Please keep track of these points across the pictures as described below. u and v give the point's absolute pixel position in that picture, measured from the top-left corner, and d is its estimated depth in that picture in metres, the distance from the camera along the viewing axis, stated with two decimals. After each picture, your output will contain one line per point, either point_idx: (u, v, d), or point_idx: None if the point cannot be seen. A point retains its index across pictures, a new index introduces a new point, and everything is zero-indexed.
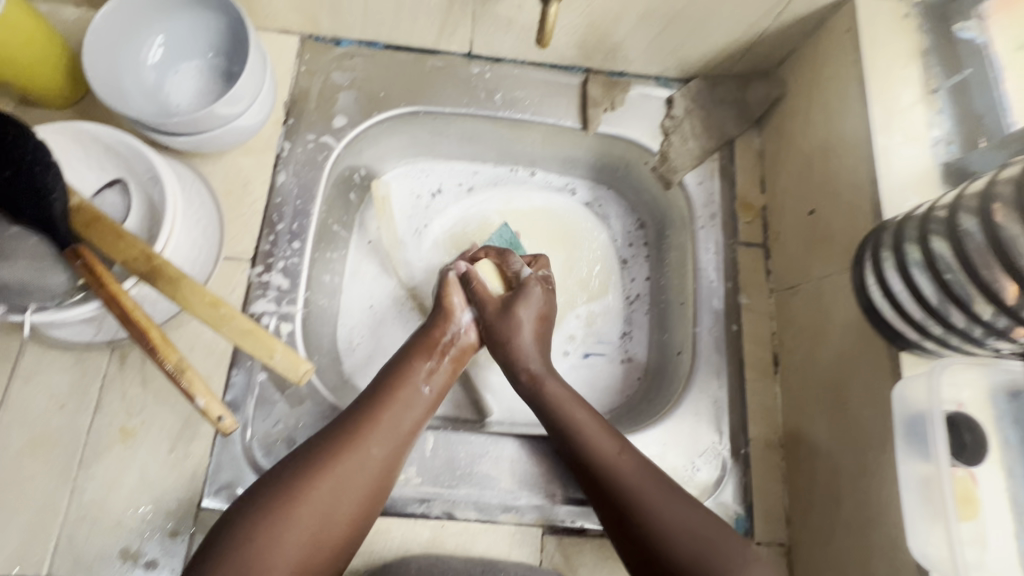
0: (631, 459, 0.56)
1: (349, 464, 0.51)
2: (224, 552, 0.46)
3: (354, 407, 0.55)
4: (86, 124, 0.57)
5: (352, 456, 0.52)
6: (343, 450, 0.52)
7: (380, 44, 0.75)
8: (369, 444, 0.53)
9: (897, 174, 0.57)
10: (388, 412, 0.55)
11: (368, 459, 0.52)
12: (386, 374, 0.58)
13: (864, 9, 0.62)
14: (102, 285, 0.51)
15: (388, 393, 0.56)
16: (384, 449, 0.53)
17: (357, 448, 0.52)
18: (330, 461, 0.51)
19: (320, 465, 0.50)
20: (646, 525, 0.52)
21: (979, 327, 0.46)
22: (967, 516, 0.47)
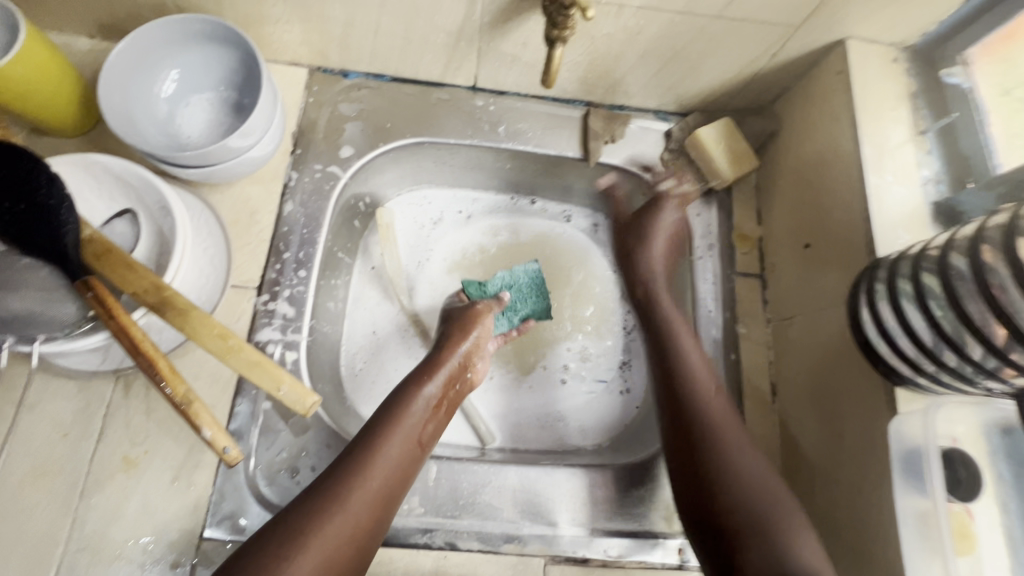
0: (724, 402, 0.59)
1: (358, 492, 0.50)
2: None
3: (363, 433, 0.55)
4: (100, 157, 0.58)
5: (360, 484, 0.51)
6: (350, 479, 0.51)
7: (386, 77, 0.77)
8: (377, 463, 0.53)
9: (890, 212, 0.59)
10: (392, 441, 0.55)
11: (373, 478, 0.52)
12: (388, 407, 0.58)
13: (855, 53, 0.65)
14: (112, 315, 0.51)
15: (394, 416, 0.57)
16: (389, 476, 0.53)
17: (364, 475, 0.51)
18: (340, 488, 0.50)
19: (329, 494, 0.49)
20: (725, 463, 0.53)
21: (971, 366, 0.47)
22: (964, 552, 0.48)
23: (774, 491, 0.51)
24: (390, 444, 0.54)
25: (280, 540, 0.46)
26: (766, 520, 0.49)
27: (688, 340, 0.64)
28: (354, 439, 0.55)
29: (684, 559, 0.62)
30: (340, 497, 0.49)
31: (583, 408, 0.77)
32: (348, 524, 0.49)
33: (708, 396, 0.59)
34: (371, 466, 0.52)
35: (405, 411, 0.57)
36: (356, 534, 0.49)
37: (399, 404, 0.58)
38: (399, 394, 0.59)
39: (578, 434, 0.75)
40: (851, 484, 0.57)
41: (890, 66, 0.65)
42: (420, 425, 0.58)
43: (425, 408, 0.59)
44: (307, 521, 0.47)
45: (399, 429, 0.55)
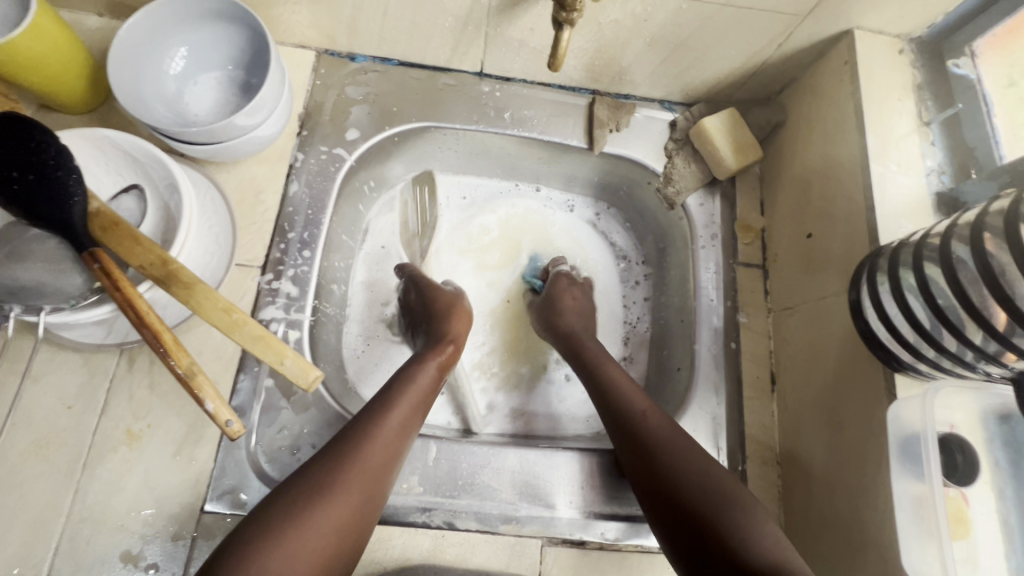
0: (659, 414, 0.58)
1: (377, 446, 0.52)
2: (259, 528, 0.45)
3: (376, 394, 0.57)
4: (108, 131, 0.59)
5: (379, 440, 0.53)
6: (370, 435, 0.53)
7: (393, 61, 0.77)
8: (391, 418, 0.55)
9: (893, 201, 0.59)
10: (404, 403, 0.57)
11: (385, 430, 0.54)
12: (399, 374, 0.60)
13: (862, 43, 0.65)
14: (118, 287, 0.51)
15: (402, 382, 0.59)
16: (402, 436, 0.55)
17: (381, 431, 0.53)
18: (361, 443, 0.52)
19: (352, 448, 0.51)
20: (672, 461, 0.53)
21: (971, 352, 0.48)
22: (958, 536, 0.48)
23: (730, 490, 0.51)
24: (403, 406, 0.57)
25: (308, 491, 0.47)
26: (726, 511, 0.49)
27: (619, 372, 0.64)
28: (370, 401, 0.57)
29: None
30: (361, 451, 0.51)
31: (582, 397, 0.77)
32: (368, 476, 0.51)
33: (645, 411, 0.59)
34: (385, 425, 0.54)
35: (416, 378, 0.60)
36: (374, 488, 0.51)
37: (410, 372, 0.60)
38: (409, 364, 0.62)
39: (577, 420, 0.75)
40: (849, 471, 0.57)
41: (897, 57, 0.65)
42: (427, 392, 0.60)
43: (432, 377, 0.62)
44: (332, 472, 0.49)
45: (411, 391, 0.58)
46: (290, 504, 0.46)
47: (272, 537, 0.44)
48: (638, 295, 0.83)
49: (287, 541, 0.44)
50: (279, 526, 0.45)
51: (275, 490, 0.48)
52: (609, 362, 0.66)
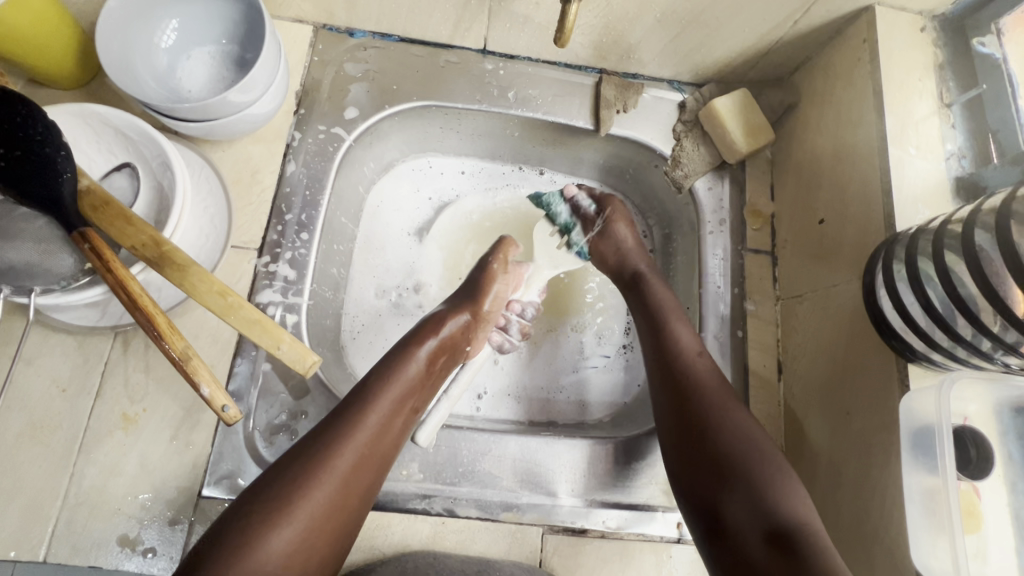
0: (709, 364, 0.60)
1: (348, 453, 0.50)
2: (223, 548, 0.43)
3: (355, 392, 0.54)
4: (97, 107, 0.57)
5: (350, 447, 0.50)
6: (340, 441, 0.50)
7: (394, 37, 0.74)
8: (368, 420, 0.52)
9: (911, 185, 0.57)
10: (382, 403, 0.54)
11: (360, 431, 0.51)
12: (380, 368, 0.56)
13: (883, 20, 0.62)
14: (110, 269, 0.50)
15: (386, 379, 0.55)
16: (377, 441, 0.52)
17: (353, 435, 0.51)
18: (329, 451, 0.49)
19: (320, 453, 0.49)
20: (703, 391, 0.57)
21: (989, 340, 0.46)
22: (970, 530, 0.47)
23: (764, 450, 0.52)
24: (381, 406, 0.54)
25: (269, 507, 0.45)
26: (759, 469, 0.51)
27: (682, 326, 0.63)
28: (347, 396, 0.54)
29: (683, 533, 0.62)
30: (329, 460, 0.49)
31: (587, 387, 0.76)
32: (337, 486, 0.48)
33: (693, 362, 0.60)
34: (360, 429, 0.51)
35: (398, 374, 0.56)
36: (346, 497, 0.49)
37: (392, 368, 0.56)
38: (396, 354, 0.58)
39: (580, 408, 0.74)
40: (857, 462, 0.56)
41: (918, 35, 0.62)
42: (411, 389, 0.57)
43: (419, 372, 0.58)
44: (293, 491, 0.46)
45: (392, 389, 0.55)
46: (248, 521, 0.45)
47: (227, 563, 0.43)
48: None
49: (246, 556, 0.43)
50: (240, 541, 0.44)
51: (240, 500, 0.47)
52: (678, 318, 0.64)
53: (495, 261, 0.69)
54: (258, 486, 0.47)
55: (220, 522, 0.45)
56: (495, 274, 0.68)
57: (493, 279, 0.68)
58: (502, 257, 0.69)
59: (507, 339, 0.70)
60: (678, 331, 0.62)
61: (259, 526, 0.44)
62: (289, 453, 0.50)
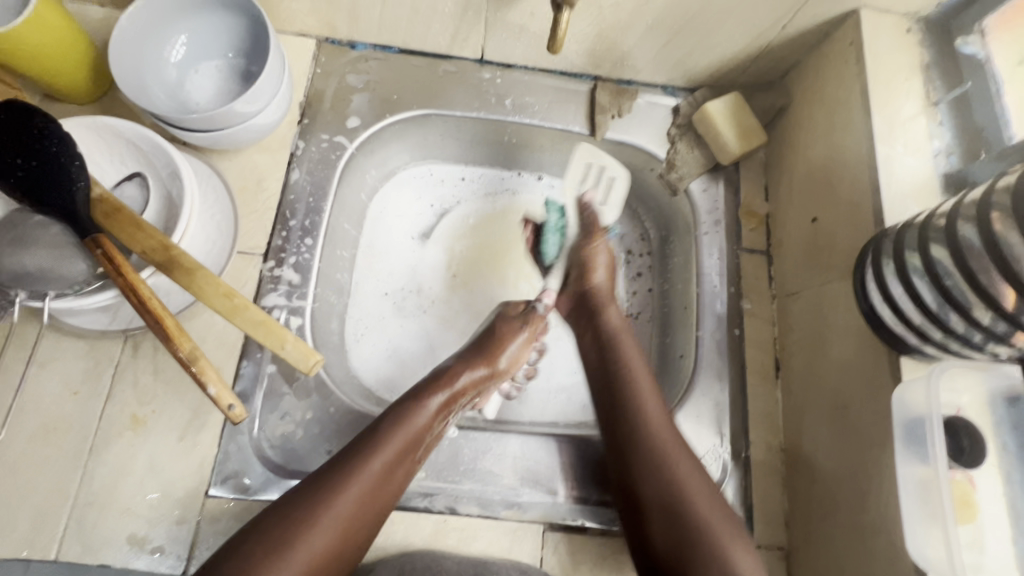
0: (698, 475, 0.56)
1: (349, 500, 0.51)
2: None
3: (367, 434, 0.56)
4: (109, 119, 0.59)
5: (350, 496, 0.51)
6: (346, 481, 0.52)
7: (394, 49, 0.77)
8: (372, 469, 0.53)
9: (899, 182, 0.59)
10: (386, 452, 0.55)
11: (361, 482, 0.52)
12: (391, 414, 0.58)
13: (867, 23, 0.64)
14: (120, 273, 0.52)
15: (393, 424, 0.57)
16: (376, 494, 0.53)
17: (360, 479, 0.52)
18: (329, 500, 0.51)
19: (327, 492, 0.51)
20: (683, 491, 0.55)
21: (980, 332, 0.47)
22: (964, 519, 0.48)
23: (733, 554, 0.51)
24: (388, 450, 0.55)
25: (269, 547, 0.47)
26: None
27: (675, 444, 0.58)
28: (359, 437, 0.56)
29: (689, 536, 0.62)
30: (337, 497, 0.51)
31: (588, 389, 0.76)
32: (341, 525, 0.50)
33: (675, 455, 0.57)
34: (363, 474, 0.53)
35: (407, 422, 0.57)
36: (342, 544, 0.50)
37: (403, 415, 0.58)
38: (406, 403, 0.59)
39: (581, 410, 0.75)
40: (855, 457, 0.57)
41: (904, 37, 0.64)
42: (417, 438, 0.58)
43: (429, 422, 0.59)
44: (294, 531, 0.48)
45: (398, 436, 0.56)
46: (248, 558, 0.46)
47: None
48: (640, 287, 0.81)
49: None
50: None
51: (242, 532, 0.49)
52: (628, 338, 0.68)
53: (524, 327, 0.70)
54: (261, 518, 0.50)
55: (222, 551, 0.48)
56: (514, 338, 0.69)
57: (514, 334, 0.69)
58: (529, 319, 0.71)
59: (513, 385, 0.74)
60: (639, 381, 0.63)
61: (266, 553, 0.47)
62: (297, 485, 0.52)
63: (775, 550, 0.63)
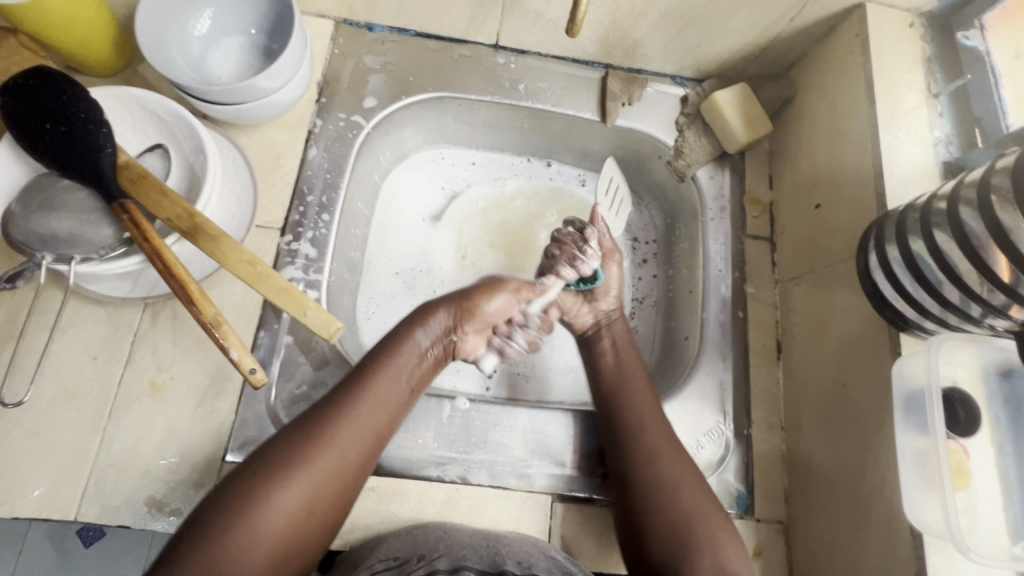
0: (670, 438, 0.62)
1: (342, 433, 0.52)
2: (211, 517, 0.46)
3: (357, 368, 0.57)
4: (136, 91, 0.61)
5: (343, 429, 0.52)
6: (318, 436, 0.51)
7: (410, 32, 0.78)
8: (363, 401, 0.54)
9: (901, 168, 0.61)
10: (376, 387, 0.55)
11: (356, 415, 0.53)
12: (378, 350, 0.58)
13: (872, 16, 0.66)
14: (146, 238, 0.53)
15: (382, 356, 0.57)
16: (368, 425, 0.54)
17: (324, 440, 0.51)
18: (317, 433, 0.51)
19: (299, 445, 0.50)
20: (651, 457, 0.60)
21: (977, 305, 0.50)
22: (960, 486, 0.50)
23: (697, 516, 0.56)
24: (342, 428, 0.52)
25: (258, 482, 0.48)
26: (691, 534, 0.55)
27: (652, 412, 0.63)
28: (345, 378, 0.56)
29: None
30: (297, 466, 0.49)
31: None
32: (331, 466, 0.51)
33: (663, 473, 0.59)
34: (353, 408, 0.53)
35: (396, 356, 0.58)
36: (338, 475, 0.51)
37: (390, 351, 0.58)
38: (394, 338, 0.59)
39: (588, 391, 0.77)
40: (854, 432, 0.59)
41: (907, 31, 0.66)
42: (409, 371, 0.58)
43: (418, 355, 0.59)
44: (286, 463, 0.49)
45: (386, 370, 0.56)
46: (244, 491, 0.47)
47: (223, 523, 0.46)
48: (645, 273, 0.83)
49: (242, 522, 0.46)
50: (233, 509, 0.46)
51: (235, 470, 0.50)
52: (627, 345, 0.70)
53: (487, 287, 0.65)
54: (254, 455, 0.50)
55: (212, 494, 0.48)
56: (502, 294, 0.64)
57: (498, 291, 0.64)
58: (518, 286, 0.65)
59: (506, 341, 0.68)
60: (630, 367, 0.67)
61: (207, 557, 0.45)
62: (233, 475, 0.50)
63: (775, 523, 0.65)
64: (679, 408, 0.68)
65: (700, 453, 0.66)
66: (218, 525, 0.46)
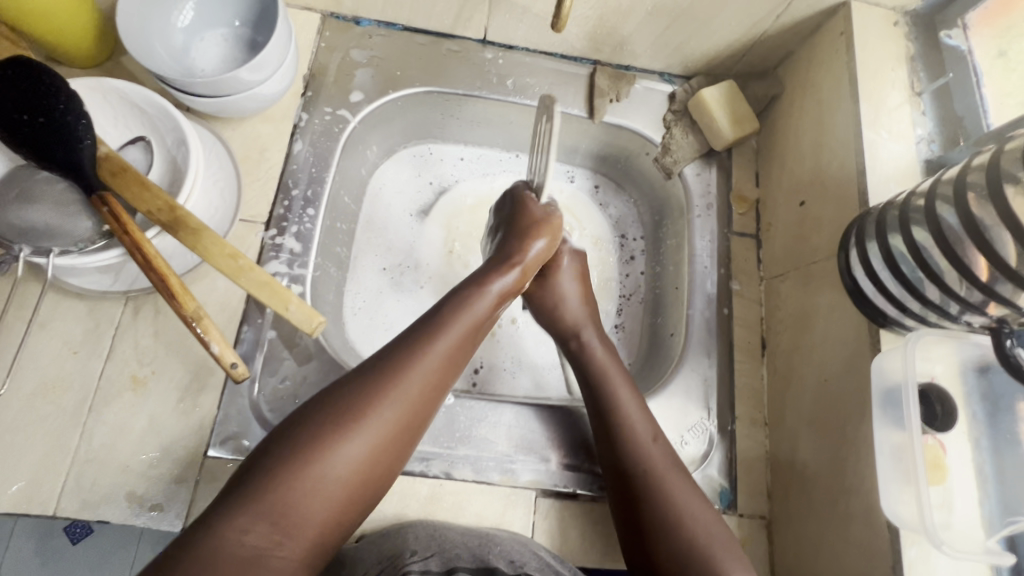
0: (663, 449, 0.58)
1: (415, 377, 0.50)
2: (281, 448, 0.45)
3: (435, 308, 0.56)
4: (117, 82, 0.60)
5: (418, 372, 0.50)
6: (394, 376, 0.49)
7: (398, 26, 0.78)
8: (437, 342, 0.52)
9: (883, 166, 0.61)
10: (450, 333, 0.53)
11: (430, 355, 0.51)
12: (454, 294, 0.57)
13: (857, 15, 0.67)
14: (126, 230, 0.53)
15: (461, 301, 0.56)
16: (440, 373, 0.52)
17: (403, 381, 0.49)
18: (396, 375, 0.49)
19: (377, 382, 0.49)
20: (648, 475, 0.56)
21: (955, 302, 0.50)
22: (936, 481, 0.51)
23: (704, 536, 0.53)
24: (396, 402, 0.49)
25: (335, 416, 0.47)
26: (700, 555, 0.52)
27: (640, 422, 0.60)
28: (420, 320, 0.55)
29: None
30: (372, 407, 0.48)
31: None
32: (401, 411, 0.49)
33: (660, 471, 0.56)
34: (429, 353, 0.51)
35: (471, 303, 0.56)
36: (407, 419, 0.49)
37: (466, 297, 0.57)
38: (469, 284, 0.58)
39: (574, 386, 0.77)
40: (835, 427, 0.60)
41: (891, 29, 0.67)
42: (479, 320, 0.57)
43: (490, 304, 0.58)
44: (359, 400, 0.48)
45: (463, 317, 0.55)
46: (319, 424, 0.46)
47: (294, 456, 0.45)
48: (633, 269, 0.84)
49: (312, 458, 0.45)
50: (305, 443, 0.45)
51: (308, 404, 0.49)
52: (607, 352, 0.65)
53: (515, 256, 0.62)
54: (325, 394, 0.49)
55: (285, 424, 0.48)
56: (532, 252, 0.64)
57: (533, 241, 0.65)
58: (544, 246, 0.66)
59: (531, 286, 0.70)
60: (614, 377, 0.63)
61: (241, 536, 0.41)
62: (267, 444, 0.46)
63: (758, 519, 0.66)
64: (663, 404, 0.68)
65: (684, 448, 0.67)
66: (288, 460, 0.45)
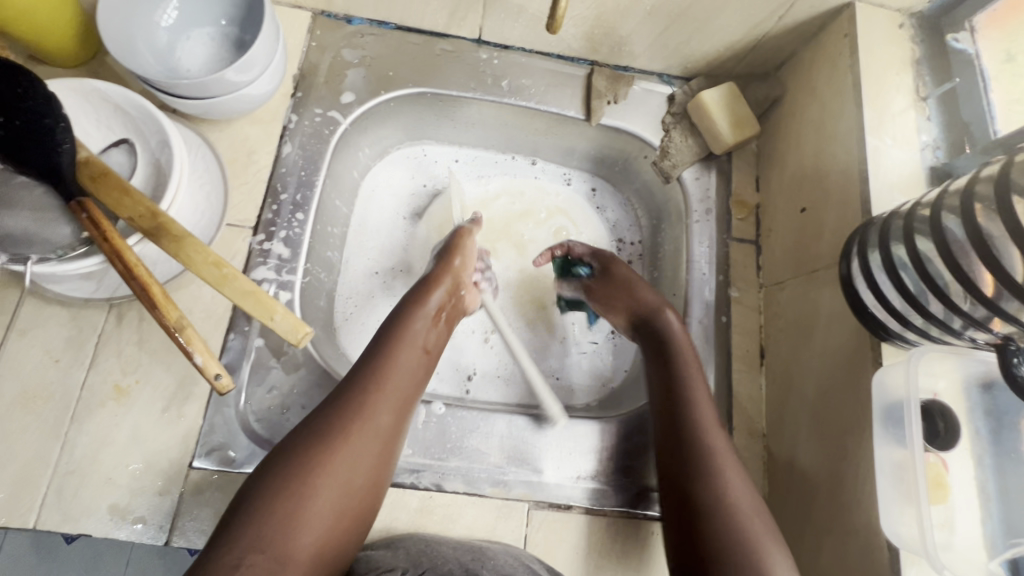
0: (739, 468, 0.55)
1: (379, 400, 0.53)
2: (264, 486, 0.46)
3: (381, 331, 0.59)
4: (98, 83, 0.58)
5: (382, 397, 0.53)
6: (359, 402, 0.52)
7: (390, 25, 0.76)
8: (393, 364, 0.55)
9: (887, 173, 0.60)
10: (402, 352, 0.57)
11: (388, 379, 0.54)
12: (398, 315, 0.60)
13: (861, 17, 0.65)
14: (105, 238, 0.51)
15: (405, 322, 0.59)
16: (402, 392, 0.55)
17: (370, 407, 0.52)
18: (360, 401, 0.52)
19: (347, 411, 0.51)
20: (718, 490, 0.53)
21: (958, 318, 0.49)
22: (938, 499, 0.49)
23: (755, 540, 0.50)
24: (366, 428, 0.51)
25: (311, 448, 0.49)
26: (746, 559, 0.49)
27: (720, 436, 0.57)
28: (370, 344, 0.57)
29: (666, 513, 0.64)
30: (346, 435, 0.50)
31: (583, 372, 0.78)
32: (373, 435, 0.51)
33: (730, 472, 0.54)
34: (387, 375, 0.54)
35: (414, 321, 0.60)
36: (381, 443, 0.52)
37: (408, 317, 0.60)
38: (411, 302, 0.62)
39: (569, 394, 0.76)
40: (834, 441, 0.58)
41: (896, 32, 0.65)
42: (427, 336, 0.60)
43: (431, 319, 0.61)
44: (333, 430, 0.50)
45: (411, 336, 0.58)
46: (297, 459, 0.48)
47: (278, 493, 0.46)
48: None
49: (301, 492, 0.46)
50: (291, 479, 0.47)
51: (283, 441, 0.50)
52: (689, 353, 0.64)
53: (449, 272, 0.65)
54: (297, 428, 0.51)
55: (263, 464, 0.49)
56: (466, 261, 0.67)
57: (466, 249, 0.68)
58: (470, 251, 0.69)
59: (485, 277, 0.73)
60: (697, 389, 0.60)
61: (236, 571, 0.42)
62: (252, 480, 0.48)
63: None
64: None
65: None
66: (276, 496, 0.46)
